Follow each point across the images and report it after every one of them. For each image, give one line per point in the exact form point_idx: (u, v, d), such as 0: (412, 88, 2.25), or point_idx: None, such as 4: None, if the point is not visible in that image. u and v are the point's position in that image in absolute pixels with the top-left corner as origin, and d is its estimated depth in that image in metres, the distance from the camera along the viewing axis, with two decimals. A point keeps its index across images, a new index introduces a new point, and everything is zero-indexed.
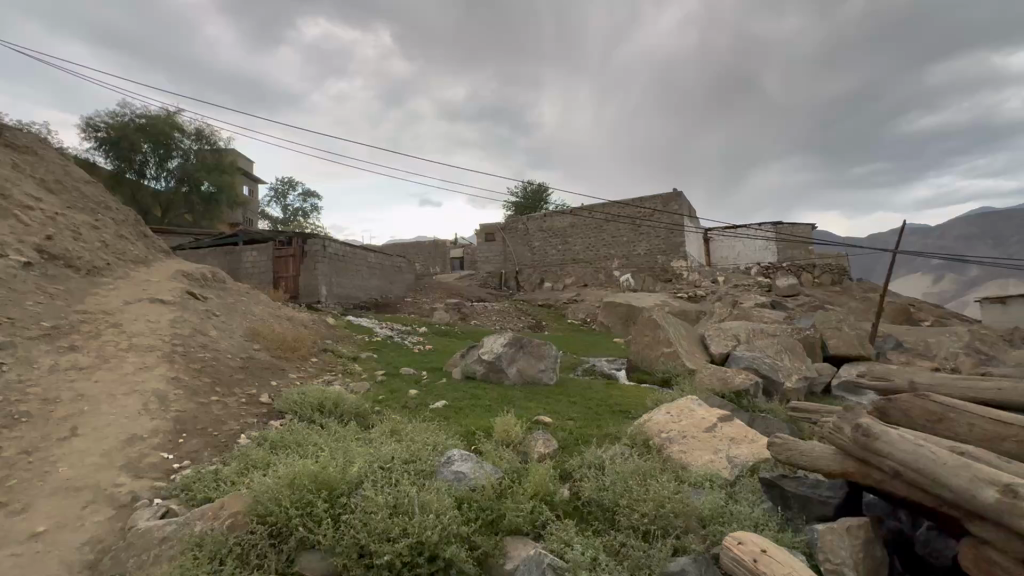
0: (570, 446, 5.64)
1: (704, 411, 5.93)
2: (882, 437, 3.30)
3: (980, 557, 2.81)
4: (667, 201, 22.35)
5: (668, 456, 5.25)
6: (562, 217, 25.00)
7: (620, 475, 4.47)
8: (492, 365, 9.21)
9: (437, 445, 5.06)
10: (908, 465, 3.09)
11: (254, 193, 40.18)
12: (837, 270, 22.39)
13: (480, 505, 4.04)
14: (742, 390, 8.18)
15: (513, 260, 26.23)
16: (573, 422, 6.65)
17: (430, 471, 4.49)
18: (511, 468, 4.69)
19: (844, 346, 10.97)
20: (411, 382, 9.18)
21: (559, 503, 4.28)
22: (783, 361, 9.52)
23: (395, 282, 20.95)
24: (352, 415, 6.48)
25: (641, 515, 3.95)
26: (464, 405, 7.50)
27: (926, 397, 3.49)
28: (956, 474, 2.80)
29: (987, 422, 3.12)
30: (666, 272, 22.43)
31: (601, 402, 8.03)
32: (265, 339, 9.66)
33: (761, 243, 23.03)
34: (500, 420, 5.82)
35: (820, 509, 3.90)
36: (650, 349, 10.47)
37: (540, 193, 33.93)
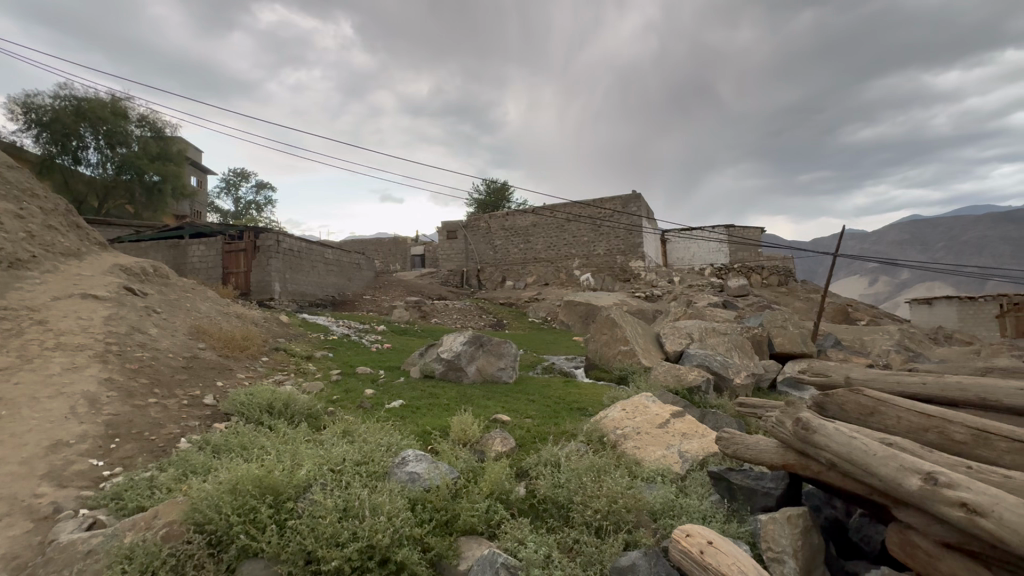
0: (527, 444, 5.66)
1: (657, 407, 6.08)
2: (819, 430, 3.47)
3: (905, 541, 2.99)
4: (627, 203, 22.88)
5: (622, 452, 5.36)
6: (524, 216, 25.07)
7: (575, 472, 4.51)
8: (451, 363, 9.12)
9: (391, 446, 4.94)
10: (842, 456, 3.25)
11: (203, 184, 38.18)
12: (783, 272, 23.54)
13: (434, 506, 3.98)
14: (695, 387, 8.48)
15: (475, 258, 26.11)
16: (531, 420, 6.66)
17: (383, 472, 4.38)
18: (467, 468, 4.65)
19: (789, 343, 11.52)
20: (367, 381, 8.95)
21: (515, 501, 4.28)
22: (733, 359, 9.89)
23: (353, 279, 20.40)
24: (304, 416, 6.26)
25: (594, 511, 3.98)
26: (422, 404, 7.39)
27: (859, 391, 3.69)
28: (884, 463, 2.97)
29: (912, 414, 3.32)
30: (625, 272, 22.93)
31: (560, 400, 8.10)
32: (211, 337, 9.17)
33: (714, 245, 23.90)
34: (457, 419, 5.76)
35: (763, 500, 4.05)
36: (607, 347, 10.64)
37: (503, 191, 33.91)
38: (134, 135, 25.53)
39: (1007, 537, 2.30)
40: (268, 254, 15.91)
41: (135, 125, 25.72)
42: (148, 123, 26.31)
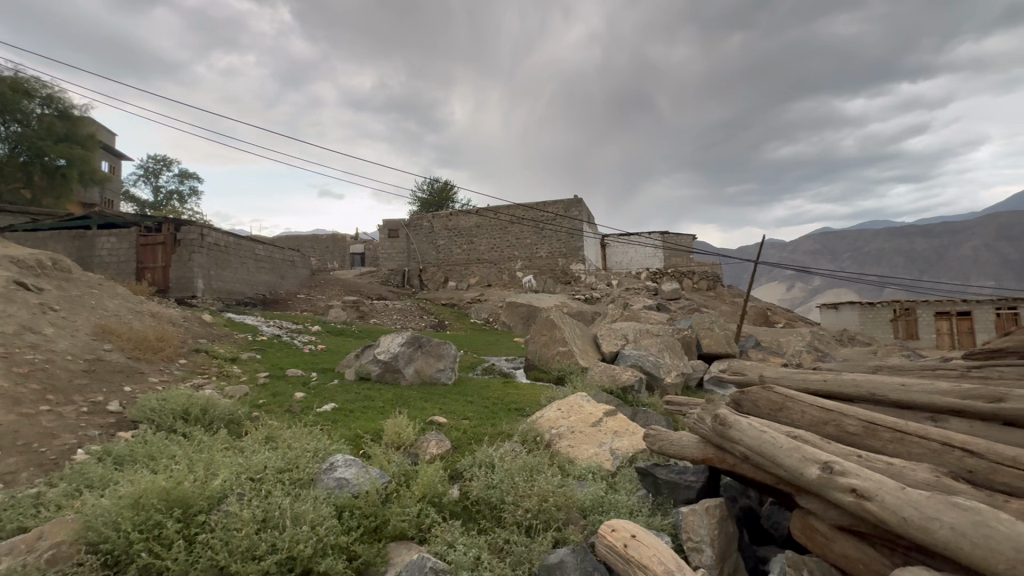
0: (463, 446, 5.63)
1: (591, 406, 6.25)
2: (735, 426, 3.71)
3: (806, 525, 3.25)
4: (568, 207, 23.45)
5: (556, 451, 5.46)
6: (468, 217, 24.96)
7: (508, 472, 4.54)
8: (388, 365, 8.90)
9: (319, 451, 4.74)
10: (754, 449, 3.49)
11: (116, 171, 34.86)
12: (711, 277, 25.01)
13: (362, 512, 3.86)
14: (628, 386, 8.80)
15: (417, 258, 25.66)
16: (468, 421, 6.63)
17: (308, 479, 4.19)
18: (400, 471, 4.55)
19: (714, 345, 12.25)
20: (298, 384, 8.52)
21: (447, 504, 4.24)
22: (664, 359, 10.38)
23: (286, 276, 19.39)
24: (224, 423, 5.86)
25: (526, 510, 4.02)
26: (356, 407, 7.16)
27: (770, 389, 3.97)
28: (789, 455, 3.22)
29: (815, 409, 3.61)
30: (566, 274, 23.42)
31: (498, 401, 8.12)
32: (120, 338, 8.37)
33: (650, 250, 24.98)
34: (391, 422, 5.64)
35: (685, 493, 4.27)
36: (547, 348, 10.81)
37: (446, 190, 33.60)
38: (35, 114, 22.90)
39: (888, 518, 2.56)
40: (191, 249, 14.77)
41: (37, 102, 23.12)
42: (53, 100, 23.70)
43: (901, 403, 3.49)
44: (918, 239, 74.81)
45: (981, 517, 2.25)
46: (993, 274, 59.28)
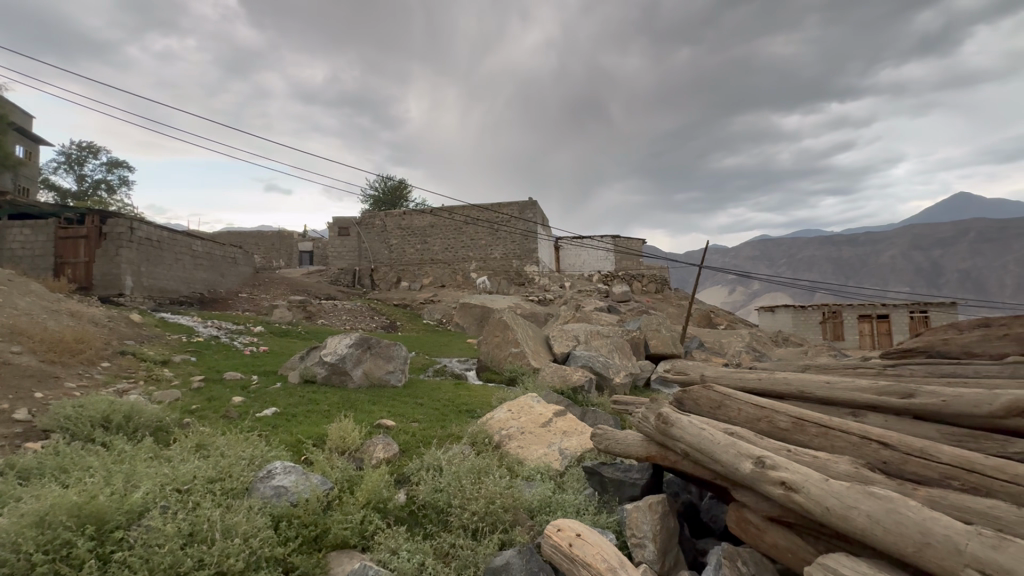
0: (411, 449, 5.51)
1: (541, 407, 6.29)
2: (676, 424, 3.84)
3: (741, 518, 3.40)
4: (523, 209, 23.61)
5: (506, 452, 5.46)
6: (422, 216, 24.59)
7: (456, 474, 4.48)
8: (335, 367, 8.60)
9: (256, 458, 4.49)
10: (694, 446, 3.63)
11: (33, 156, 31.81)
12: (659, 280, 25.91)
13: (302, 521, 3.70)
14: (578, 387, 8.94)
15: (368, 257, 25.00)
16: (417, 424, 6.51)
17: (242, 489, 3.96)
18: (343, 477, 4.39)
19: (661, 346, 12.68)
20: (235, 388, 8.06)
21: (392, 509, 4.13)
22: (613, 359, 10.64)
23: (227, 274, 18.36)
24: (151, 431, 5.45)
25: (472, 513, 3.98)
26: (300, 411, 6.86)
27: (710, 388, 4.14)
28: (726, 450, 3.36)
29: (750, 406, 3.79)
30: (520, 276, 23.54)
31: (449, 402, 8.04)
32: (31, 340, 7.61)
33: (602, 253, 25.71)
34: (336, 426, 5.45)
35: (631, 490, 4.37)
36: (499, 349, 10.82)
37: (400, 189, 33.01)
38: None
39: (813, 508, 2.72)
40: (118, 243, 13.67)
41: None
42: None
43: (826, 399, 3.72)
44: (845, 248, 80.81)
45: (892, 504, 2.44)
46: (908, 280, 64.98)
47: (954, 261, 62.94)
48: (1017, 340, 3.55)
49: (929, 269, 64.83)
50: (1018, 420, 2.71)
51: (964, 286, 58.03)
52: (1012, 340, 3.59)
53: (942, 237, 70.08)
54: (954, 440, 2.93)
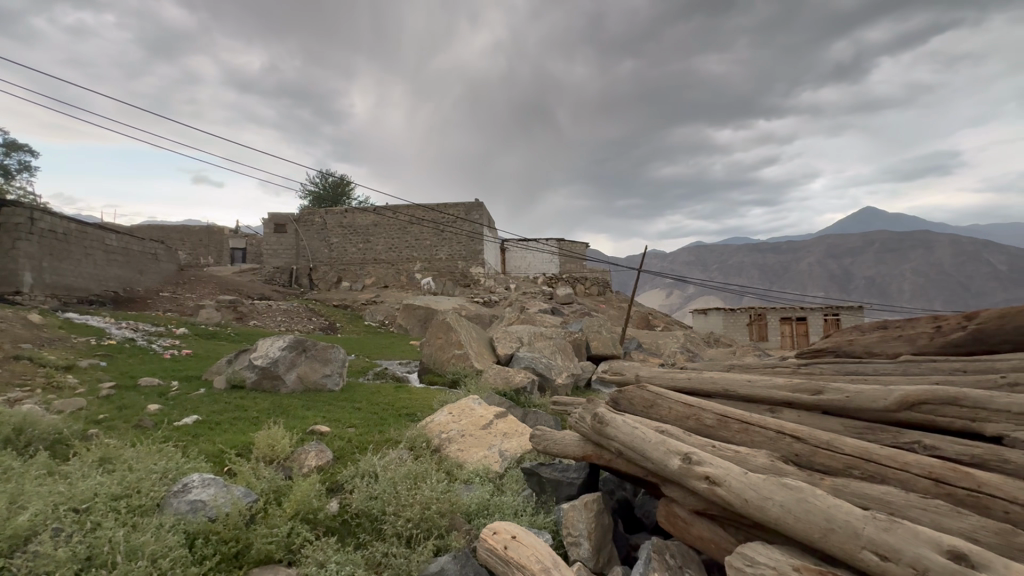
0: (346, 456, 5.30)
1: (482, 409, 6.25)
2: (611, 423, 3.94)
3: (670, 513, 3.54)
4: (469, 210, 23.52)
5: (445, 456, 5.39)
6: (364, 215, 23.86)
7: (392, 480, 4.36)
8: (266, 371, 8.14)
9: (170, 472, 4.15)
10: (626, 444, 3.74)
11: None
12: (601, 283, 26.66)
13: (220, 538, 3.46)
14: (521, 387, 8.99)
15: (307, 256, 23.89)
16: (353, 429, 6.28)
17: (154, 505, 3.65)
18: (270, 488, 4.16)
19: (602, 346, 13.02)
20: (152, 395, 7.41)
21: (324, 520, 3.96)
22: (555, 360, 10.80)
23: (146, 271, 16.91)
24: (46, 445, 4.88)
25: (407, 520, 3.89)
26: (225, 419, 6.42)
27: (644, 388, 4.29)
28: (656, 448, 3.48)
29: (680, 405, 3.95)
30: (465, 277, 23.41)
31: (389, 406, 7.82)
32: None
33: (547, 256, 26.32)
34: (265, 433, 5.15)
35: (568, 490, 4.44)
36: (442, 351, 10.68)
37: (341, 186, 31.88)
38: None
39: (733, 500, 2.87)
40: (15, 236, 12.25)
41: None
42: None
43: (748, 396, 3.94)
44: (770, 255, 87.03)
45: (802, 494, 2.62)
46: (823, 285, 70.96)
47: (862, 269, 69.45)
48: (908, 340, 3.93)
49: (840, 276, 71.15)
50: (908, 413, 3.00)
51: (870, 292, 64.21)
52: (903, 340, 3.96)
53: (851, 247, 77.10)
54: (855, 432, 3.19)
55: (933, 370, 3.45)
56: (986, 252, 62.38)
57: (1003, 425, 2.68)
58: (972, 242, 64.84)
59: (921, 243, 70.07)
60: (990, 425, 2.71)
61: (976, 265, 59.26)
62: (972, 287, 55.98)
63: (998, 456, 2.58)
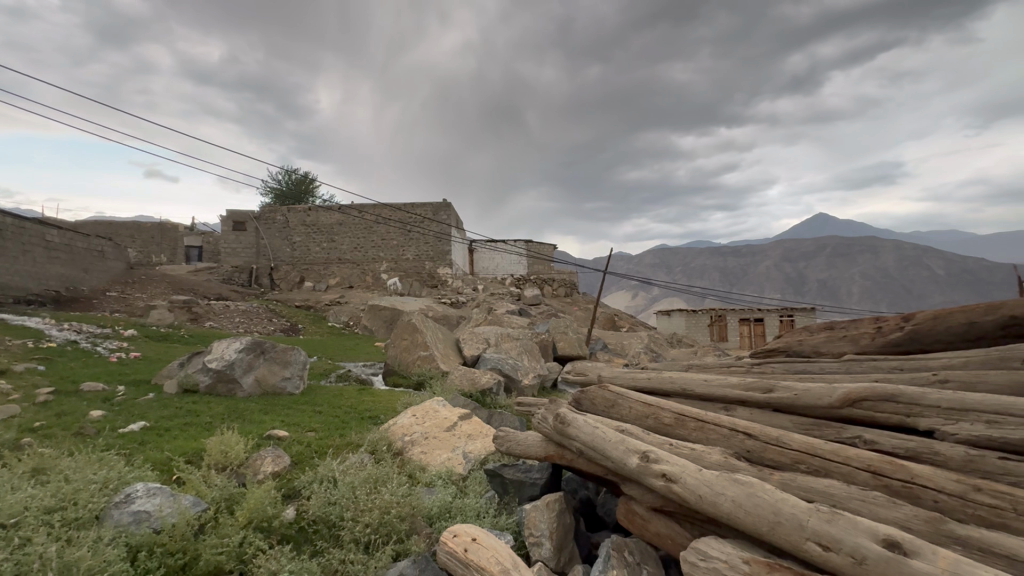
0: (304, 461, 5.15)
1: (447, 411, 6.20)
2: (572, 424, 3.98)
3: (629, 511, 3.60)
4: (437, 210, 23.32)
5: (408, 460, 5.33)
6: (329, 214, 23.29)
7: (351, 485, 4.27)
8: (221, 375, 7.83)
9: (112, 481, 3.92)
10: (587, 444, 3.79)
11: None
12: (568, 285, 26.97)
13: (166, 550, 3.31)
14: (487, 389, 8.98)
15: (267, 255, 23.12)
16: (313, 433, 6.11)
17: (92, 517, 3.45)
18: (222, 496, 4.00)
19: (568, 347, 13.15)
20: (95, 401, 6.99)
21: (279, 528, 3.84)
22: (522, 361, 10.84)
23: (92, 270, 15.97)
24: None
25: (365, 526, 3.82)
26: (176, 425, 6.12)
27: (606, 387, 4.36)
28: (615, 447, 3.54)
29: (640, 404, 4.03)
30: (433, 278, 23.19)
31: (351, 410, 7.65)
32: None
33: (515, 257, 26.39)
34: (218, 439, 4.94)
35: (530, 490, 4.47)
36: (407, 352, 10.54)
37: (304, 183, 31.02)
38: None
39: (688, 497, 2.95)
40: None
41: None
42: None
43: (704, 395, 4.06)
44: (730, 258, 90.15)
45: (752, 489, 2.72)
46: (780, 288, 74.06)
47: (815, 272, 72.85)
48: (851, 339, 4.14)
49: (795, 279, 74.40)
50: (850, 410, 3.15)
51: (822, 294, 67.45)
52: (847, 340, 4.17)
53: (805, 251, 80.71)
54: (803, 428, 3.33)
55: (873, 368, 3.65)
56: (926, 258, 66.50)
57: (935, 420, 2.85)
58: (914, 248, 69.01)
59: (868, 248, 74.20)
60: (924, 420, 2.88)
61: (918, 270, 63.10)
62: (914, 290, 59.67)
63: (929, 448, 2.75)
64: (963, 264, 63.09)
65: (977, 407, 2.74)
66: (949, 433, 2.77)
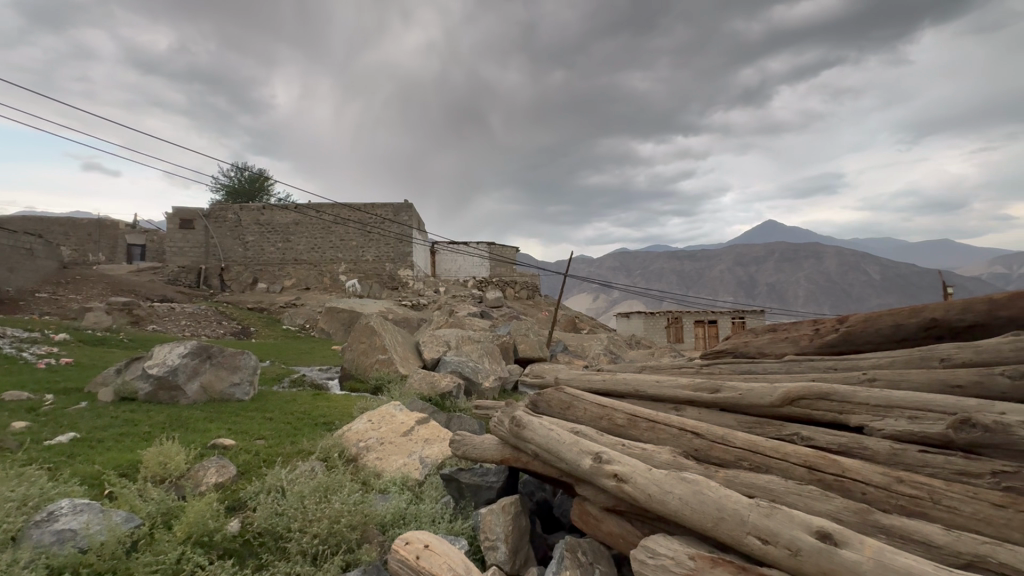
0: (252, 470, 4.94)
1: (403, 415, 6.09)
2: (527, 426, 4.00)
3: (583, 511, 3.65)
4: (398, 212, 22.93)
5: (362, 466, 5.21)
6: (284, 213, 22.47)
7: (300, 494, 4.12)
8: (163, 382, 7.40)
9: (33, 499, 3.63)
10: (542, 446, 3.81)
11: None
12: (530, 287, 27.15)
13: (94, 570, 3.10)
14: (447, 392, 8.88)
15: (217, 254, 22.07)
16: (263, 441, 5.87)
17: (10, 538, 3.19)
18: (159, 510, 3.77)
19: (529, 349, 13.21)
20: (17, 412, 6.43)
21: (221, 542, 3.66)
22: (483, 364, 10.81)
23: (18, 269, 14.76)
24: None
25: (314, 536, 3.70)
26: (111, 435, 5.72)
27: (562, 390, 4.40)
28: (569, 449, 3.58)
29: (595, 406, 4.09)
30: (393, 280, 22.78)
31: (304, 416, 7.39)
32: None
33: (477, 259, 26.31)
34: (156, 450, 4.66)
35: (487, 494, 4.45)
36: (365, 356, 10.30)
37: (258, 180, 29.83)
38: None
39: (639, 496, 3.01)
40: None
41: None
42: None
43: (656, 396, 4.16)
44: (686, 262, 93.25)
45: (698, 486, 2.81)
46: (732, 291, 77.25)
47: (764, 276, 76.44)
48: (792, 340, 4.35)
49: (747, 282, 77.82)
50: (789, 408, 3.31)
51: (771, 297, 70.86)
52: (789, 341, 4.38)
53: (756, 256, 84.50)
54: (747, 427, 3.47)
55: (811, 368, 3.84)
56: (863, 263, 70.98)
57: (864, 416, 3.03)
58: (853, 254, 73.58)
59: (812, 254, 78.62)
60: (854, 417, 3.06)
61: (857, 275, 67.34)
62: (853, 293, 63.67)
63: (859, 443, 2.92)
64: (896, 270, 67.82)
65: (900, 403, 2.93)
66: (876, 429, 2.95)
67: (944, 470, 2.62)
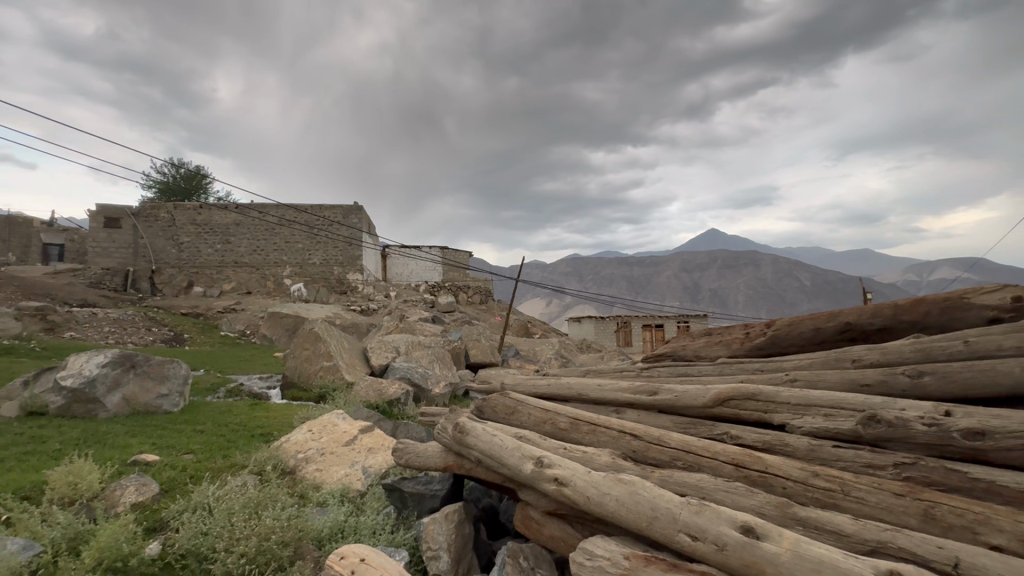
0: (176, 487, 4.60)
1: (346, 424, 5.88)
2: (470, 432, 3.97)
3: (526, 516, 3.65)
4: (347, 214, 22.27)
5: (300, 479, 4.99)
6: (223, 213, 21.29)
7: (229, 511, 3.88)
8: (78, 395, 6.82)
9: None
10: (485, 452, 3.79)
11: None
12: (483, 292, 27.11)
13: None
14: (394, 400, 8.66)
15: (147, 255, 20.58)
16: (191, 456, 5.50)
17: None
18: (65, 535, 3.45)
19: (480, 354, 13.14)
20: None
21: (136, 567, 3.38)
22: (433, 370, 10.65)
23: None
24: None
25: (240, 556, 3.49)
26: (15, 455, 5.16)
27: (507, 394, 4.40)
28: (511, 454, 3.58)
29: (538, 411, 4.12)
30: (341, 284, 22.07)
31: (240, 427, 6.98)
32: None
33: (430, 263, 25.97)
34: (66, 469, 4.25)
35: (431, 502, 4.37)
36: (308, 363, 9.90)
37: (195, 178, 28.13)
38: None
39: (578, 498, 3.06)
40: None
41: None
42: None
43: (598, 399, 4.25)
44: (635, 268, 96.32)
45: (633, 487, 2.88)
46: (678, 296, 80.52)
47: (707, 282, 80.25)
48: (725, 344, 4.57)
49: (692, 288, 81.36)
50: (720, 409, 3.47)
51: (713, 302, 74.46)
52: (722, 344, 4.59)
53: (700, 263, 88.56)
54: (681, 427, 3.61)
55: (741, 370, 4.05)
56: (796, 270, 75.96)
57: (786, 415, 3.22)
58: (787, 262, 78.68)
59: (750, 262, 83.36)
60: (777, 415, 3.24)
61: (790, 281, 71.99)
62: (786, 298, 68.00)
63: (781, 440, 3.10)
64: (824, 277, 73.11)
65: (818, 402, 3.14)
66: (796, 427, 3.14)
67: (854, 462, 2.81)
